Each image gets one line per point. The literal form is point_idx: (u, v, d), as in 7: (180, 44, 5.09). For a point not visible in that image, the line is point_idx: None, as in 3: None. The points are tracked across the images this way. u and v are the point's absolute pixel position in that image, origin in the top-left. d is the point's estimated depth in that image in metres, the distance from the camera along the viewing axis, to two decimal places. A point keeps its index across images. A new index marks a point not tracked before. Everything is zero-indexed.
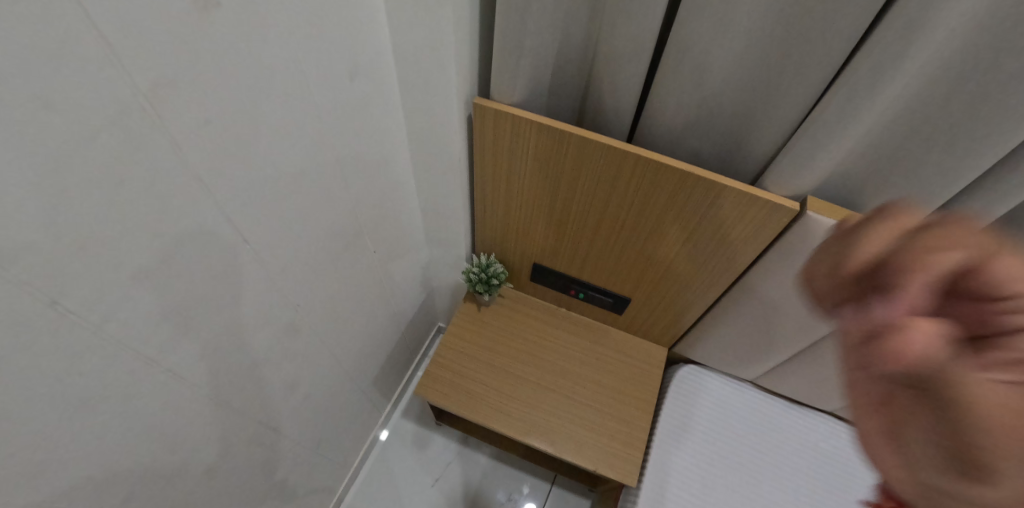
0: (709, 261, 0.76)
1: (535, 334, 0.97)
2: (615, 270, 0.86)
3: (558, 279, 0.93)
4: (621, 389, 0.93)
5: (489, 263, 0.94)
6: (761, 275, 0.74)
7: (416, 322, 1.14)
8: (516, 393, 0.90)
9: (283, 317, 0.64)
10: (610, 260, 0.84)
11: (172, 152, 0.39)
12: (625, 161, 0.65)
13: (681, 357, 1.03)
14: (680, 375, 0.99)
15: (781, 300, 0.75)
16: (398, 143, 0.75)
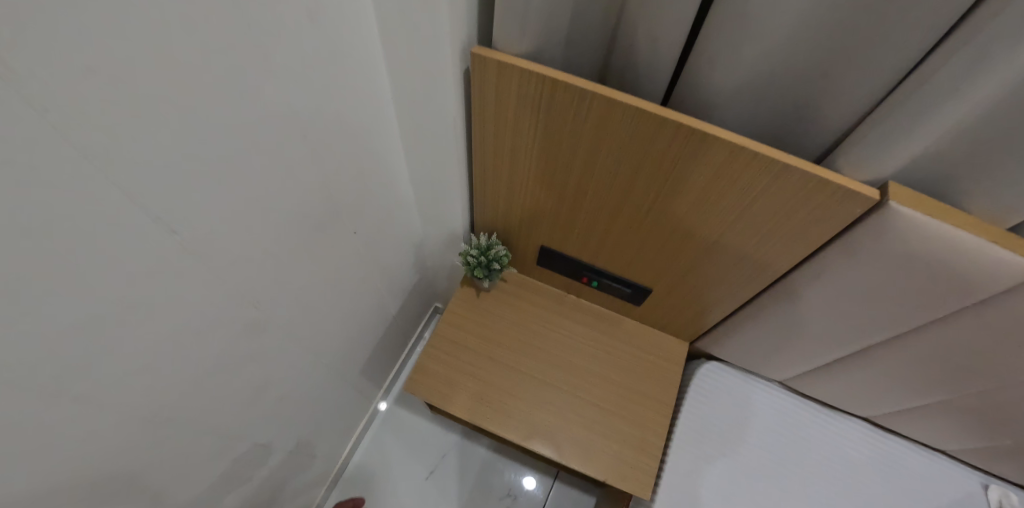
0: (752, 253, 0.64)
1: (540, 324, 0.87)
2: (636, 256, 0.74)
3: (569, 264, 0.81)
4: (636, 390, 0.83)
5: (490, 244, 0.82)
6: (812, 273, 0.62)
7: (409, 306, 1.04)
8: (518, 392, 0.81)
9: (239, 318, 0.53)
10: (633, 245, 0.72)
11: (34, 122, 0.26)
12: (661, 131, 0.52)
13: (702, 352, 0.92)
14: (702, 372, 0.92)
15: (834, 300, 0.64)
16: (380, 104, 0.62)
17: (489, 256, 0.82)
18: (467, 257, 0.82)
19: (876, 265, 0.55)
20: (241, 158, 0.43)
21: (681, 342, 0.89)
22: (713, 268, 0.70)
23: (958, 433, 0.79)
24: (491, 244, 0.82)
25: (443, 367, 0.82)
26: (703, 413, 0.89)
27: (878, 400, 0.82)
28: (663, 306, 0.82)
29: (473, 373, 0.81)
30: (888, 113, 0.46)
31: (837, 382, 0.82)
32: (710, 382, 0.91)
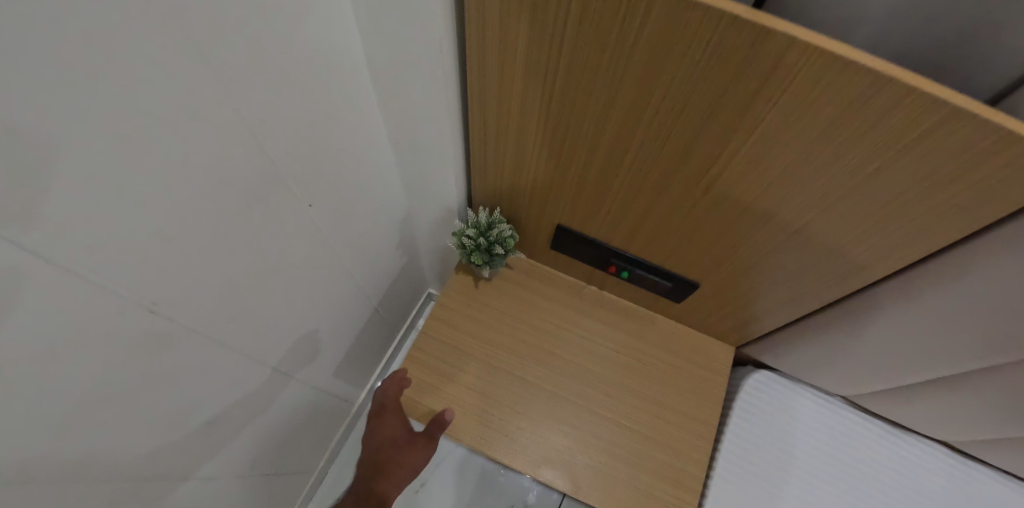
0: (855, 243, 0.46)
1: (554, 323, 0.69)
2: (690, 241, 0.56)
3: (593, 249, 0.63)
4: (674, 407, 0.66)
5: (492, 222, 0.64)
6: (944, 275, 0.44)
7: (394, 295, 0.87)
8: (525, 409, 0.64)
9: (126, 332, 0.36)
10: (687, 226, 0.54)
11: None
12: (768, 56, 0.32)
13: (750, 357, 0.75)
14: (749, 385, 0.75)
15: (965, 312, 0.46)
16: (341, 23, 0.43)
17: (491, 238, 0.64)
18: (462, 237, 0.64)
19: None
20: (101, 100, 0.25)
21: (729, 348, 0.72)
22: (792, 262, 0.52)
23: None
24: (494, 223, 0.64)
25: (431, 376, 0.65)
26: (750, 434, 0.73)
27: (978, 433, 0.64)
28: (712, 304, 0.65)
29: (468, 386, 0.65)
30: None
31: (926, 408, 0.65)
32: (759, 397, 0.75)
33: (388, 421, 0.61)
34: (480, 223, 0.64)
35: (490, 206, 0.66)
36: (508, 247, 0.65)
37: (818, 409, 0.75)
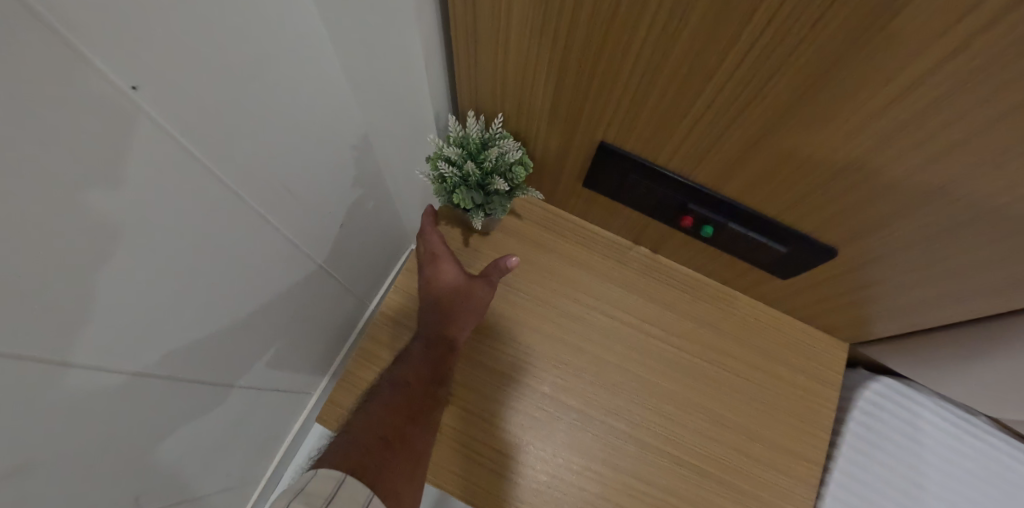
0: None
1: (583, 304, 0.45)
2: (877, 185, 0.29)
3: (658, 190, 0.38)
4: (776, 447, 0.43)
5: (487, 138, 0.39)
6: None
7: (366, 260, 0.63)
8: (534, 437, 0.41)
9: None
10: (899, 158, 0.26)
11: None
12: None
13: (869, 359, 0.51)
14: (864, 401, 0.50)
15: None
16: None
17: (486, 163, 0.39)
18: (438, 164, 0.39)
19: None
20: None
21: (843, 346, 0.47)
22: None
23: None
24: (490, 139, 0.39)
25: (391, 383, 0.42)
26: (872, 468, 0.48)
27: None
28: (847, 290, 0.40)
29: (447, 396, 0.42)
30: None
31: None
32: (884, 416, 0.50)
33: (438, 270, 0.43)
34: (468, 139, 0.39)
35: (487, 116, 0.40)
36: (514, 180, 0.40)
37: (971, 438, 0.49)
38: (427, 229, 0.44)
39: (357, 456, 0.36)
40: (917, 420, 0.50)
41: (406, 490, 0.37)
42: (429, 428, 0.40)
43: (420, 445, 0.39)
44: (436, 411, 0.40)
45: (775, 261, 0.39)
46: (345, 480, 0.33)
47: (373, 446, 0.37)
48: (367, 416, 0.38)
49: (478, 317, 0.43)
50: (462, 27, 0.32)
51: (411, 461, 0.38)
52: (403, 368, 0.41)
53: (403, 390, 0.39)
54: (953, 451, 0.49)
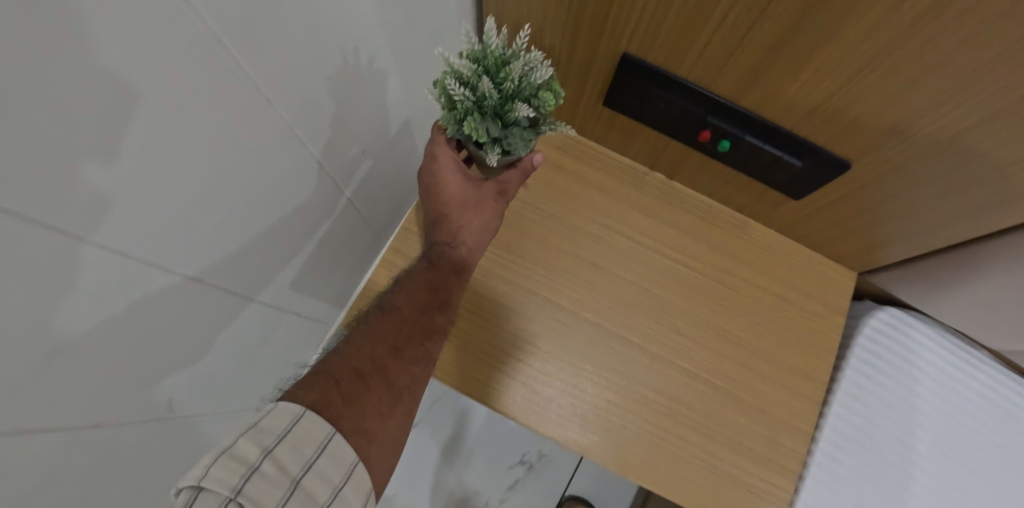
0: None
1: (596, 224, 0.46)
2: (890, 87, 0.29)
3: (676, 107, 0.39)
4: (783, 364, 0.45)
5: (506, 55, 0.34)
6: None
7: (382, 193, 0.64)
8: (549, 349, 0.43)
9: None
10: (901, 64, 0.27)
11: None
12: None
13: (878, 290, 0.52)
14: (869, 327, 0.51)
15: None
16: None
17: (507, 86, 0.34)
18: (446, 83, 0.34)
19: None
20: None
21: (852, 273, 0.48)
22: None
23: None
24: (508, 56, 0.34)
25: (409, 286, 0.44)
26: (874, 390, 0.50)
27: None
28: (859, 214, 0.41)
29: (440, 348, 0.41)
30: None
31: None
32: (889, 343, 0.51)
33: (447, 185, 0.40)
34: (486, 55, 0.34)
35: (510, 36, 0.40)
36: (538, 108, 0.36)
37: (973, 367, 0.51)
38: (435, 141, 0.40)
39: (322, 389, 0.34)
40: (919, 347, 0.51)
41: (376, 428, 0.35)
42: (416, 362, 0.39)
43: (401, 379, 0.38)
44: (425, 345, 0.40)
45: (789, 178, 0.40)
46: (304, 416, 0.31)
47: (346, 375, 0.35)
48: (351, 341, 0.37)
49: (484, 240, 0.43)
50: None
51: (390, 394, 0.37)
52: (395, 295, 0.40)
53: (392, 315, 0.39)
54: (950, 376, 0.50)
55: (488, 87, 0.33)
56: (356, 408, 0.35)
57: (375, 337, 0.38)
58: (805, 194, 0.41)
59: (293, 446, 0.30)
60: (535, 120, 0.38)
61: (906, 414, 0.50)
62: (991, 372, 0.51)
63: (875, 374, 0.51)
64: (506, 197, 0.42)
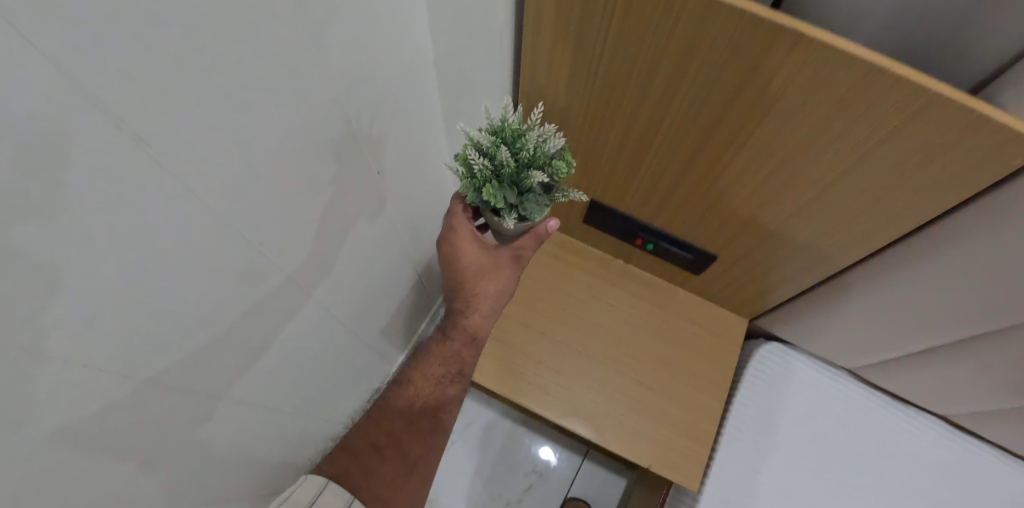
0: (831, 240, 0.56)
1: (579, 289, 0.77)
2: (705, 213, 0.64)
3: (623, 223, 0.72)
4: (694, 371, 0.73)
5: (520, 130, 0.49)
6: (915, 253, 0.51)
7: (433, 261, 0.96)
8: (552, 363, 0.72)
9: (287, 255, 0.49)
10: (699, 204, 0.63)
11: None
12: (751, 62, 0.42)
13: (762, 330, 0.82)
14: (760, 353, 0.80)
15: (936, 294, 0.54)
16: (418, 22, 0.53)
17: (521, 156, 0.49)
18: (473, 154, 0.49)
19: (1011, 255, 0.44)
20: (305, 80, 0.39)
21: (741, 319, 0.78)
22: (770, 244, 0.62)
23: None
24: (521, 132, 0.49)
25: None
26: (762, 397, 0.78)
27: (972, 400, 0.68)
28: (726, 279, 0.72)
29: (446, 418, 0.65)
30: None
31: (937, 380, 0.69)
32: (773, 365, 0.79)
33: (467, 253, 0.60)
34: (506, 126, 0.48)
35: None
36: (550, 173, 0.51)
37: (830, 381, 0.78)
38: (456, 214, 0.58)
39: (347, 460, 0.55)
40: (797, 366, 0.79)
41: (399, 485, 0.57)
42: (428, 429, 0.62)
43: (417, 446, 0.61)
44: (436, 416, 0.64)
45: (688, 263, 0.73)
46: (325, 485, 0.51)
47: (366, 451, 0.57)
48: (374, 418, 0.60)
49: (495, 309, 0.66)
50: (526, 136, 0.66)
51: (407, 459, 0.59)
52: (415, 373, 0.65)
53: (412, 389, 0.63)
54: (813, 387, 0.78)
55: (506, 157, 0.47)
56: (375, 474, 0.56)
57: (393, 415, 0.61)
58: (695, 275, 0.74)
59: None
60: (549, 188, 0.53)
61: (783, 414, 0.77)
62: (843, 385, 0.78)
63: (763, 388, 0.78)
64: (521, 259, 0.61)
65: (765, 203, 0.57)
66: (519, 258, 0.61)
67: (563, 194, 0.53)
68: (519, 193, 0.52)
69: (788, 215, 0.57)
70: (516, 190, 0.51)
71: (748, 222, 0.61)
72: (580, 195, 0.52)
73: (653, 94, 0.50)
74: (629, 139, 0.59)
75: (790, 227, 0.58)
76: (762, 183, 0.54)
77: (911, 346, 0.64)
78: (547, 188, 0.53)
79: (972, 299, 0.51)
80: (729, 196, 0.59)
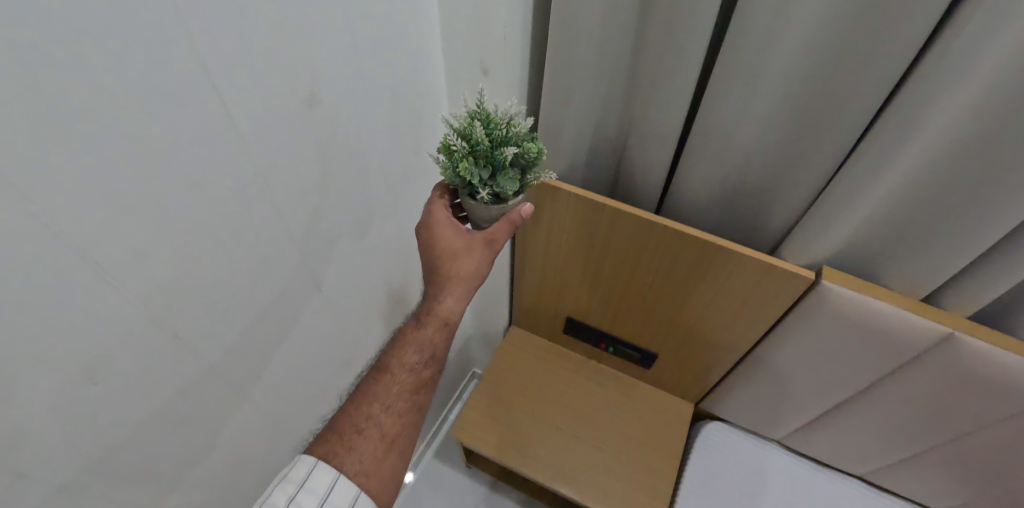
0: (722, 338, 0.91)
1: (564, 383, 1.08)
2: (640, 328, 1.00)
3: (592, 333, 1.06)
4: (651, 442, 1.00)
5: (493, 114, 0.57)
6: (774, 344, 0.86)
7: (451, 362, 1.30)
8: (544, 438, 0.99)
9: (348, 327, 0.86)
10: (634, 323, 0.99)
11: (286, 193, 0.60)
12: (650, 235, 0.82)
13: (706, 412, 1.10)
14: (707, 430, 1.04)
15: (791, 368, 0.87)
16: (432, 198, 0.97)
17: (494, 136, 0.57)
18: (454, 138, 0.57)
19: (815, 333, 0.78)
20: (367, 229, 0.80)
21: (687, 403, 1.08)
22: (687, 344, 0.96)
23: (967, 493, 0.86)
24: (494, 116, 0.57)
25: (478, 413, 1.03)
26: (709, 462, 0.99)
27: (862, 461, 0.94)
28: (667, 372, 1.04)
29: (422, 398, 0.68)
30: (806, 225, 0.74)
31: (833, 444, 0.95)
32: (714, 436, 1.03)
33: (442, 237, 0.65)
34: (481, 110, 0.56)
35: (527, 307, 1.12)
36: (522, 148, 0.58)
37: (760, 449, 1.02)
38: (434, 201, 0.66)
39: (328, 443, 0.62)
40: (736, 441, 1.03)
41: (373, 468, 0.62)
42: (405, 410, 0.66)
43: (393, 428, 0.64)
44: (415, 397, 0.67)
45: (640, 360, 1.05)
46: (315, 465, 0.59)
47: (349, 432, 0.63)
48: (356, 402, 0.65)
49: (467, 293, 0.68)
50: (528, 279, 1.05)
51: (384, 439, 0.63)
52: (388, 360, 0.68)
53: (387, 373, 0.67)
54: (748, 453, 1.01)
55: (480, 133, 0.55)
56: (356, 451, 0.61)
57: (373, 399, 0.65)
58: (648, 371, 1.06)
59: (313, 487, 0.57)
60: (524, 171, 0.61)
61: (727, 474, 0.98)
62: (770, 451, 1.01)
63: (710, 454, 1.01)
64: (494, 243, 0.66)
65: (672, 319, 0.94)
66: (492, 242, 0.66)
67: (535, 176, 0.61)
68: (493, 171, 0.59)
69: (687, 328, 0.93)
70: (490, 169, 0.59)
71: (667, 333, 0.97)
72: (549, 176, 0.60)
73: (601, 254, 0.91)
74: (586, 282, 0.98)
75: (692, 335, 0.94)
76: (669, 306, 0.92)
77: (797, 419, 0.95)
78: (522, 171, 0.61)
79: (810, 371, 0.85)
80: (651, 319, 0.96)
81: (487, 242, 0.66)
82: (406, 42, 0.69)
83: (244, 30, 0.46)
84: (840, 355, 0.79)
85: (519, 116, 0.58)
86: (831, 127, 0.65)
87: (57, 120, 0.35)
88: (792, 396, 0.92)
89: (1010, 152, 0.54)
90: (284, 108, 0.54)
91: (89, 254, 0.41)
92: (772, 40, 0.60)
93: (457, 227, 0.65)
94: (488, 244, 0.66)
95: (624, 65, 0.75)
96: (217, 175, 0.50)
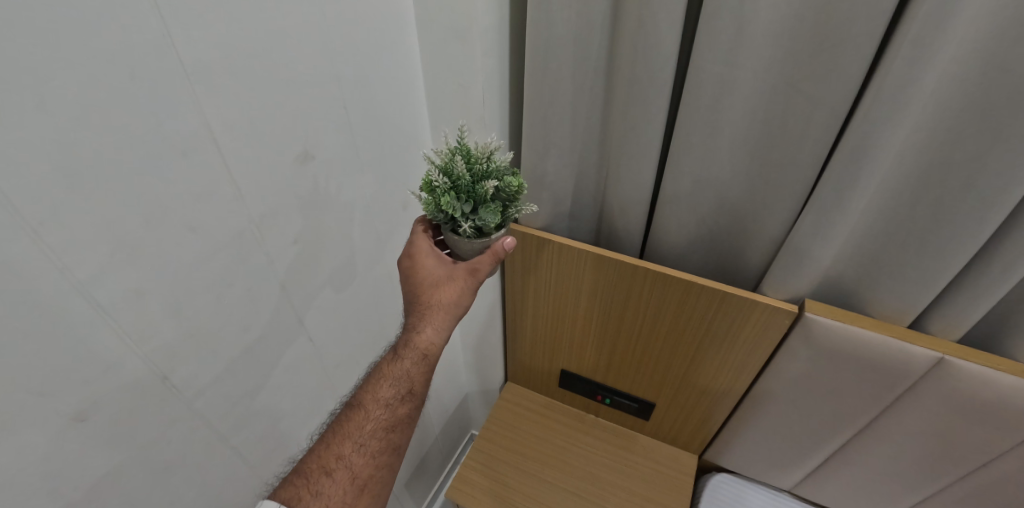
0: (715, 382, 0.90)
1: (561, 440, 1.06)
2: (638, 380, 0.99)
3: (588, 387, 1.06)
4: (656, 500, 0.96)
5: (473, 150, 0.62)
6: (769, 384, 0.85)
7: (448, 422, 1.27)
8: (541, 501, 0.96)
9: (341, 382, 0.86)
10: (626, 373, 0.99)
11: (282, 245, 0.63)
12: (629, 280, 0.84)
13: (714, 464, 1.08)
14: (714, 482, 1.05)
15: (788, 407, 0.86)
16: None
17: (476, 170, 0.62)
18: (437, 175, 0.61)
19: (802, 369, 0.79)
20: (363, 280, 0.82)
21: (693, 455, 1.05)
22: (685, 391, 0.95)
23: None
24: (474, 152, 0.62)
25: (475, 474, 1.00)
26: None
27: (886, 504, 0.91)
28: (668, 422, 1.02)
29: (399, 437, 0.67)
30: (778, 266, 0.77)
31: (851, 488, 0.92)
32: (725, 488, 1.03)
33: (425, 265, 0.69)
34: (462, 148, 0.61)
35: (521, 360, 1.12)
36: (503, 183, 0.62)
37: (771, 500, 1.02)
38: (418, 234, 0.71)
39: (292, 490, 0.59)
40: (744, 492, 1.03)
41: None
42: (382, 450, 0.65)
43: (364, 471, 0.63)
44: (391, 435, 0.66)
45: (639, 411, 1.03)
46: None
47: (316, 474, 0.61)
48: (328, 441, 0.64)
49: (446, 325, 0.70)
50: (518, 331, 1.07)
51: (357, 486, 0.62)
52: (363, 396, 0.67)
53: (360, 409, 0.66)
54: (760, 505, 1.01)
55: (461, 168, 0.60)
56: (323, 496, 0.59)
57: (344, 438, 0.64)
58: (647, 421, 1.04)
59: None
60: (507, 207, 0.66)
61: None
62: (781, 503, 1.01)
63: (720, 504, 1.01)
64: (477, 274, 0.67)
65: (665, 366, 0.93)
66: (476, 271, 0.68)
67: (516, 210, 0.65)
68: (475, 205, 0.63)
69: (681, 374, 0.93)
70: (472, 203, 0.63)
71: (663, 381, 0.96)
72: (532, 209, 0.64)
73: (586, 302, 0.92)
74: (575, 332, 0.99)
75: (688, 382, 0.93)
76: (660, 353, 0.91)
77: (808, 461, 0.93)
78: (502, 205, 0.65)
79: (806, 409, 0.84)
80: (645, 366, 0.96)
81: (470, 273, 0.68)
82: (392, 106, 0.76)
83: (242, 94, 0.52)
84: (836, 387, 0.78)
85: (499, 151, 0.63)
86: (788, 167, 0.70)
87: (70, 162, 0.40)
88: (797, 436, 0.89)
89: (958, 175, 0.58)
90: (277, 166, 0.59)
91: (88, 291, 0.44)
92: (725, 85, 0.66)
93: (437, 259, 0.69)
94: (473, 275, 0.68)
95: (596, 118, 0.81)
96: (215, 224, 0.54)
